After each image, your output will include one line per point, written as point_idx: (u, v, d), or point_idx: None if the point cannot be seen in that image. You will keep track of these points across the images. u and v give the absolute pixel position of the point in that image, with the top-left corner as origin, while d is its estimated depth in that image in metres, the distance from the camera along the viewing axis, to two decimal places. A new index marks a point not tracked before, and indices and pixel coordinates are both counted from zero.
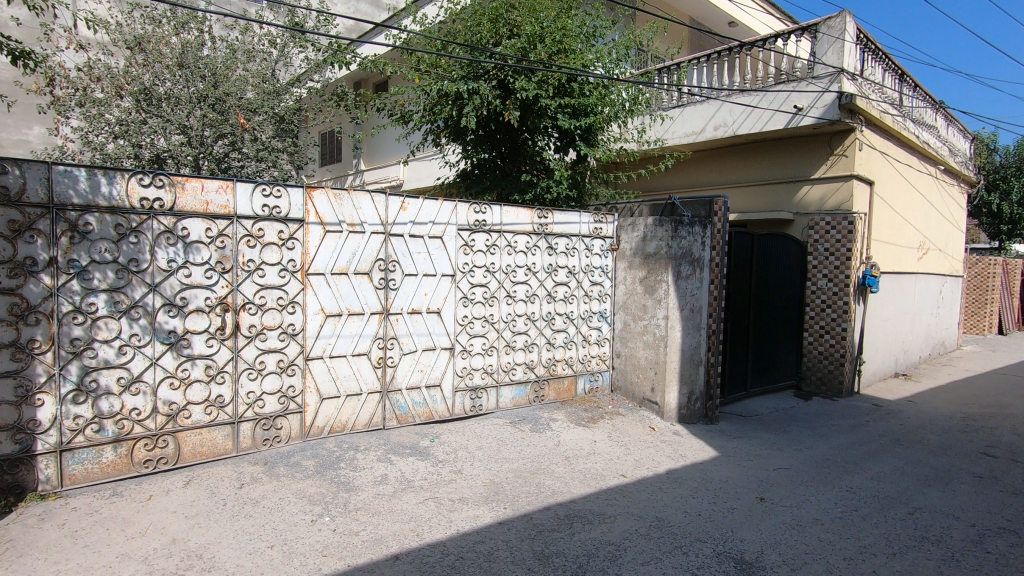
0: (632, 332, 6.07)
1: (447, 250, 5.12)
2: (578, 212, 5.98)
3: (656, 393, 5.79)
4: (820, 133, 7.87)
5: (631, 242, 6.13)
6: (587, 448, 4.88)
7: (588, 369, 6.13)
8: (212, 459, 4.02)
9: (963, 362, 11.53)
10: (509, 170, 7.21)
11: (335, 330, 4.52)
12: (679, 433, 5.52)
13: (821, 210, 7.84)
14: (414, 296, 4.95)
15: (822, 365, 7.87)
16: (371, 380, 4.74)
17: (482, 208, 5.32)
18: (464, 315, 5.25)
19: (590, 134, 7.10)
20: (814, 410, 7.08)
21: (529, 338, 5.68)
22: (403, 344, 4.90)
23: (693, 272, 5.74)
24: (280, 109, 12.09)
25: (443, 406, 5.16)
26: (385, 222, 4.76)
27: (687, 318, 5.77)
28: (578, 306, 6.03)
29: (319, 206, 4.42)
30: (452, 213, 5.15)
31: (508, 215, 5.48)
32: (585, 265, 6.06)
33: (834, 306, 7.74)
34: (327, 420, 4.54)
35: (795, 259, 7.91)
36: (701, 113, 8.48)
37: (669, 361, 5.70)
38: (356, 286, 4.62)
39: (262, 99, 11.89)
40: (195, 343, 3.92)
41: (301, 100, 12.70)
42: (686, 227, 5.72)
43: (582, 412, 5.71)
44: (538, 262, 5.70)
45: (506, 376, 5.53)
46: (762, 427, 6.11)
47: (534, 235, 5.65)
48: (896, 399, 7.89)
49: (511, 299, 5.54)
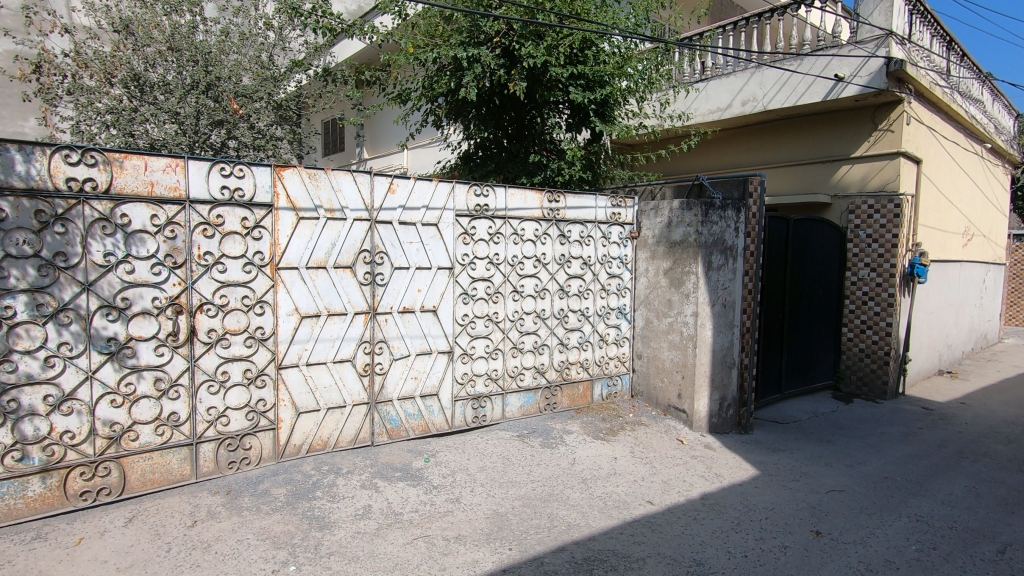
0: (656, 331, 5.37)
1: (444, 239, 4.45)
2: (593, 195, 5.27)
3: (683, 400, 5.11)
4: (862, 106, 7.08)
5: (653, 229, 5.42)
6: (607, 467, 4.21)
7: (606, 372, 5.46)
8: (166, 488, 3.43)
9: (1009, 356, 10.66)
10: (517, 151, 6.57)
11: (312, 334, 3.89)
12: (711, 446, 4.84)
13: (863, 191, 7.09)
14: (405, 293, 4.30)
15: (863, 363, 7.12)
16: (357, 391, 4.12)
17: (485, 190, 4.64)
18: (465, 315, 4.59)
19: (605, 109, 6.42)
20: (859, 415, 6.34)
21: (540, 339, 5.01)
22: (394, 348, 4.26)
23: (726, 261, 5.07)
24: (278, 97, 11.51)
25: (441, 418, 4.52)
26: (370, 207, 4.09)
27: (719, 314, 5.08)
28: (595, 301, 5.34)
29: (291, 188, 3.77)
30: (449, 196, 4.46)
31: (514, 199, 4.79)
32: (602, 256, 5.37)
33: (877, 299, 6.99)
34: (306, 437, 3.94)
35: (832, 246, 7.15)
36: (727, 87, 7.74)
37: (699, 365, 5.01)
38: (338, 282, 3.99)
39: (258, 84, 11.23)
40: (141, 352, 3.31)
41: (301, 85, 12.02)
42: (718, 210, 5.01)
43: (600, 422, 5.03)
44: (549, 252, 5.02)
45: (513, 382, 4.88)
46: (803, 437, 5.40)
47: (543, 221, 4.97)
48: (947, 401, 7.12)
49: (518, 295, 4.87)
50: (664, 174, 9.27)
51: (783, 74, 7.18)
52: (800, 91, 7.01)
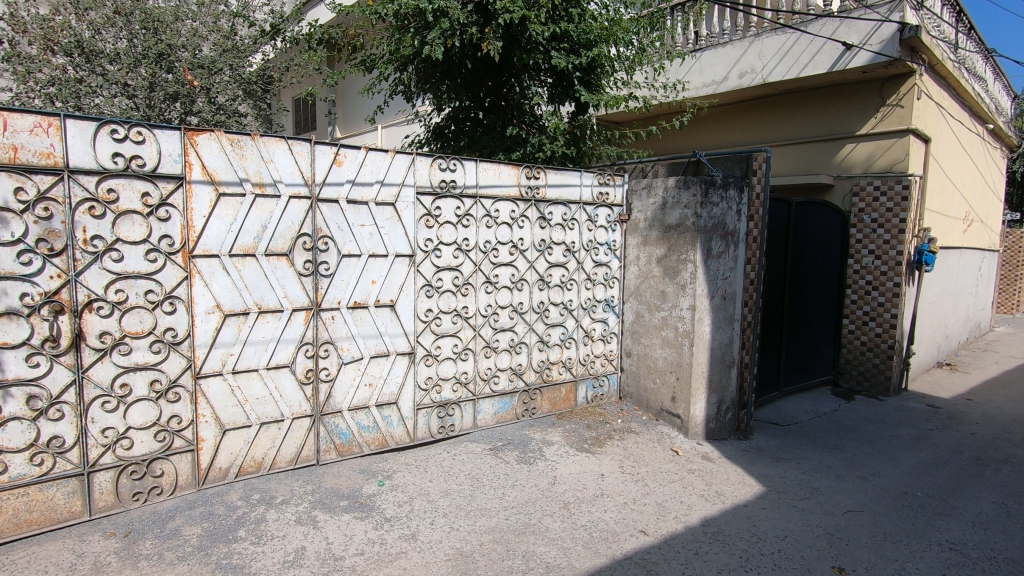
0: (647, 327, 4.79)
1: (403, 222, 3.78)
2: (578, 172, 4.63)
3: (678, 404, 4.54)
4: (870, 79, 6.52)
5: (645, 212, 4.80)
6: (593, 488, 3.62)
7: (590, 372, 4.87)
8: (49, 529, 2.76)
9: (1003, 346, 10.36)
10: (494, 125, 5.92)
11: (239, 337, 3.23)
12: (709, 457, 4.28)
13: (868, 172, 6.57)
14: (356, 286, 3.63)
15: (865, 357, 6.65)
16: (297, 402, 3.47)
17: (452, 163, 3.96)
18: (428, 310, 3.94)
19: (591, 77, 5.78)
20: (863, 415, 5.85)
21: (517, 337, 4.40)
22: (343, 350, 3.61)
23: (726, 248, 4.52)
24: (244, 71, 10.46)
25: (402, 430, 3.90)
26: (310, 182, 3.39)
27: (719, 308, 4.53)
28: (579, 293, 4.73)
29: (208, 157, 3.07)
30: (409, 170, 3.78)
31: (486, 175, 4.13)
32: (587, 241, 4.75)
33: (881, 288, 6.50)
34: (234, 459, 3.29)
35: (834, 232, 6.63)
36: (722, 59, 7.15)
37: (696, 365, 4.44)
38: (272, 272, 3.31)
39: (219, 54, 10.19)
40: (8, 363, 2.62)
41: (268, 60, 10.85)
42: (719, 190, 4.42)
43: (584, 430, 4.43)
44: (527, 236, 4.38)
45: (486, 386, 4.26)
46: (808, 442, 4.89)
47: (521, 202, 4.32)
48: (951, 397, 6.69)
49: (491, 287, 4.23)
50: (655, 153, 8.68)
51: (784, 43, 6.58)
52: (803, 62, 6.44)
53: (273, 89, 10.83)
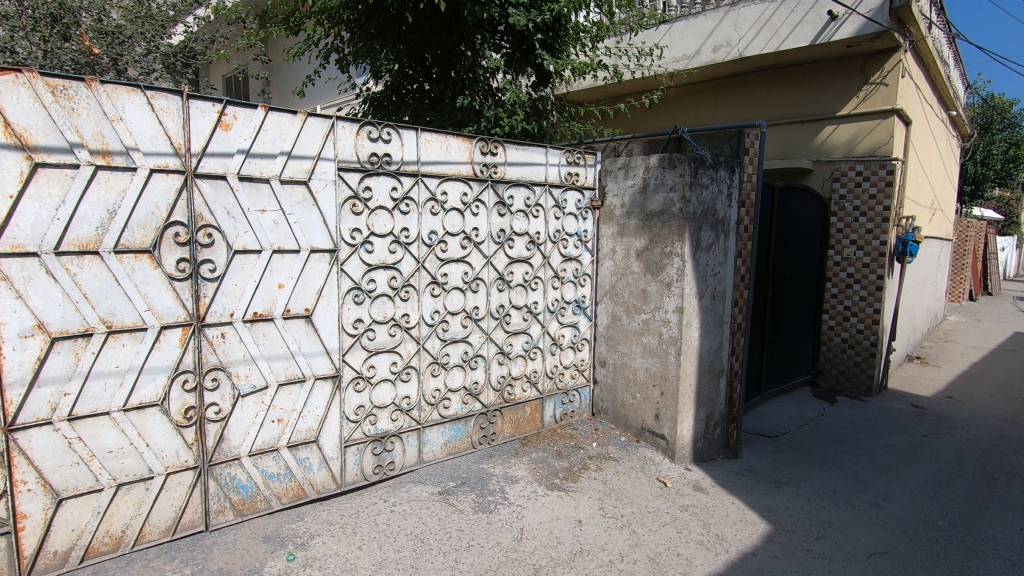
0: (625, 332, 4.07)
1: (321, 207, 2.89)
2: (543, 148, 3.85)
3: (662, 423, 3.85)
4: (852, 55, 6.03)
5: (622, 196, 4.06)
6: (570, 543, 2.86)
7: (559, 387, 4.13)
8: None
9: (961, 336, 10.37)
10: (441, 95, 5.12)
11: (78, 369, 2.29)
12: (701, 486, 3.61)
13: (849, 156, 6.09)
14: (256, 292, 2.72)
15: (846, 355, 6.20)
16: (172, 452, 2.55)
17: (385, 131, 3.09)
18: (357, 321, 3.08)
19: (554, 41, 5.02)
20: (851, 420, 5.37)
21: (472, 350, 3.60)
22: (238, 378, 2.71)
23: (716, 239, 3.87)
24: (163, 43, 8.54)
25: (325, 474, 3.04)
26: (182, 151, 2.46)
27: (709, 309, 3.89)
28: (546, 294, 3.96)
29: (15, 110, 2.11)
30: (328, 139, 2.89)
31: (429, 149, 3.28)
32: (554, 232, 3.98)
33: (863, 282, 6.05)
34: (76, 538, 2.36)
35: (815, 220, 6.13)
36: (695, 30, 6.55)
37: (684, 377, 3.76)
38: (127, 277, 2.37)
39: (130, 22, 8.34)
40: None
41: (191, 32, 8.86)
42: (709, 170, 3.74)
43: (554, 460, 3.67)
44: (482, 226, 3.57)
45: (433, 411, 3.45)
46: (804, 459, 4.31)
47: (474, 182, 3.50)
48: (932, 395, 6.34)
49: (439, 289, 3.40)
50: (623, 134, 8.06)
51: (762, 14, 6.02)
52: (783, 34, 5.89)
53: (197, 63, 8.89)
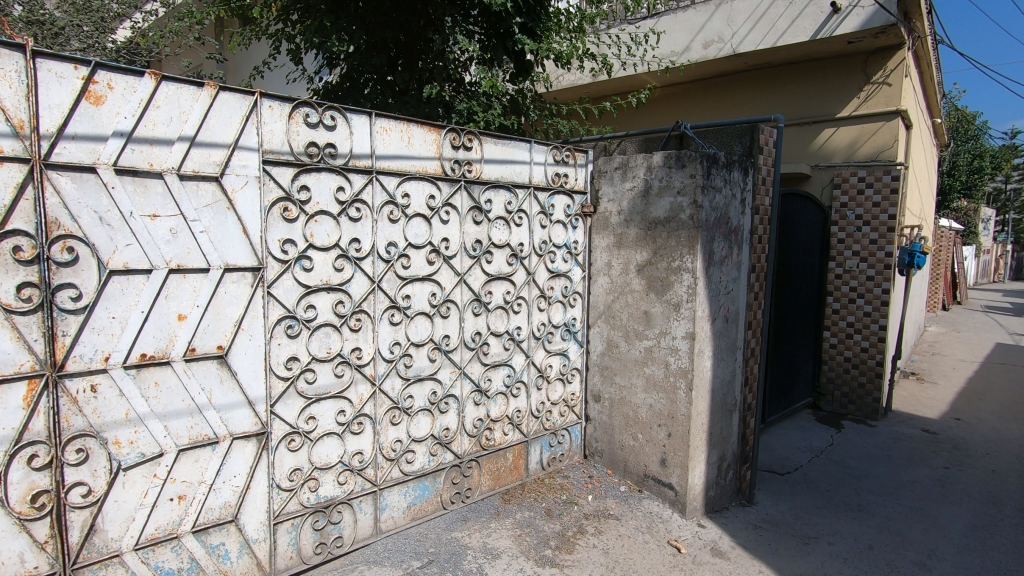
0: (623, 361, 3.46)
1: (239, 212, 2.18)
2: (526, 143, 3.23)
3: (670, 471, 3.23)
4: (851, 53, 5.63)
5: (619, 201, 3.46)
6: None
7: (546, 426, 3.49)
8: None
9: (946, 347, 10.13)
10: (406, 85, 4.48)
11: None
12: (720, 550, 2.99)
13: (850, 160, 5.66)
14: (145, 327, 1.99)
15: (849, 376, 5.72)
16: (13, 557, 1.80)
17: (327, 116, 2.41)
18: (290, 361, 2.37)
19: (535, 24, 4.41)
20: (865, 450, 4.85)
21: (441, 389, 2.92)
22: (118, 445, 1.97)
23: (729, 252, 3.29)
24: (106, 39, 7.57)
25: (248, 563, 2.31)
26: (25, 131, 1.73)
27: (722, 334, 3.30)
28: (531, 317, 3.32)
29: None
30: (250, 122, 2.19)
31: (387, 140, 2.60)
32: (540, 243, 3.34)
33: (868, 296, 5.58)
34: None
35: (815, 230, 5.67)
36: (685, 25, 6.08)
37: (696, 417, 3.15)
38: None
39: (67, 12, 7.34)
40: None
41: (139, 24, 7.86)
42: (723, 170, 3.17)
43: (543, 522, 3.01)
44: (454, 236, 2.91)
45: (393, 468, 2.75)
46: (827, 504, 3.74)
47: (443, 183, 2.84)
48: (939, 417, 5.90)
49: (399, 315, 2.71)
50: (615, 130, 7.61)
51: (757, 7, 5.56)
52: (781, 28, 5.42)
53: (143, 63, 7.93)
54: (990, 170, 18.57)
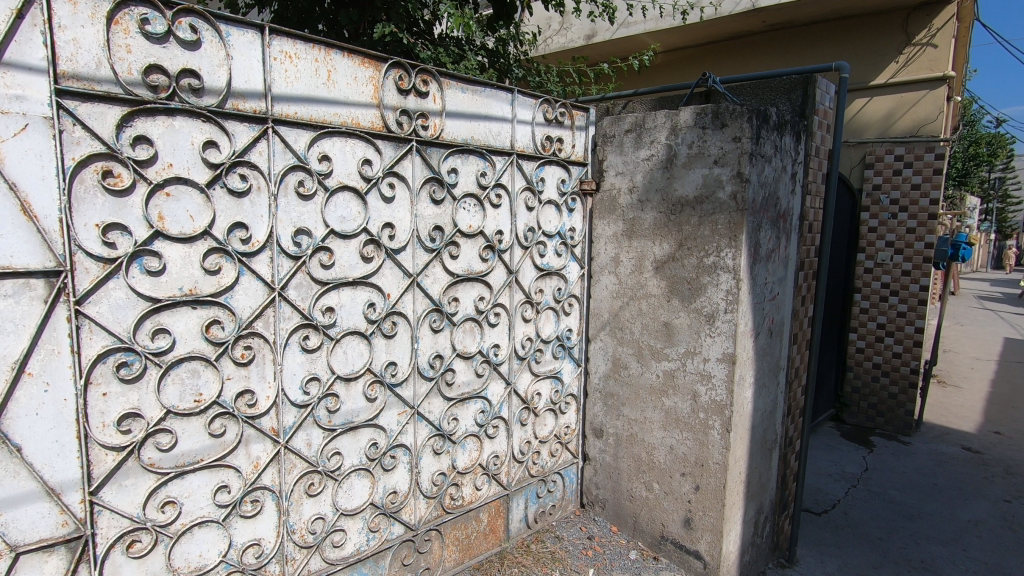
0: (634, 388, 2.63)
1: (9, 175, 1.26)
2: (507, 93, 2.34)
3: (697, 537, 2.41)
4: (889, 9, 4.81)
5: (630, 174, 2.60)
6: None
7: (533, 472, 2.66)
8: None
9: (958, 344, 9.49)
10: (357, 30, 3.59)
11: None
12: None
13: (886, 135, 4.88)
14: None
15: (880, 384, 4.98)
16: None
17: (184, 25, 1.50)
18: (127, 419, 1.49)
19: None
20: (908, 476, 4.11)
21: (384, 440, 2.06)
22: None
23: (777, 244, 2.46)
24: None
25: None
26: None
27: (765, 352, 2.48)
28: (512, 332, 2.47)
29: None
30: (28, 20, 1.27)
31: (291, 73, 1.70)
32: (525, 229, 2.48)
33: (902, 294, 4.82)
34: None
35: (843, 217, 4.89)
36: None
37: (735, 465, 2.33)
38: None
39: None
40: None
41: None
42: (774, 132, 2.32)
43: None
44: (401, 221, 2.03)
45: (311, 558, 1.89)
46: (885, 561, 2.97)
47: (385, 144, 1.96)
48: (976, 431, 5.18)
49: (317, 337, 1.84)
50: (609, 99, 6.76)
51: None
52: None
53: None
54: (987, 158, 18.07)
